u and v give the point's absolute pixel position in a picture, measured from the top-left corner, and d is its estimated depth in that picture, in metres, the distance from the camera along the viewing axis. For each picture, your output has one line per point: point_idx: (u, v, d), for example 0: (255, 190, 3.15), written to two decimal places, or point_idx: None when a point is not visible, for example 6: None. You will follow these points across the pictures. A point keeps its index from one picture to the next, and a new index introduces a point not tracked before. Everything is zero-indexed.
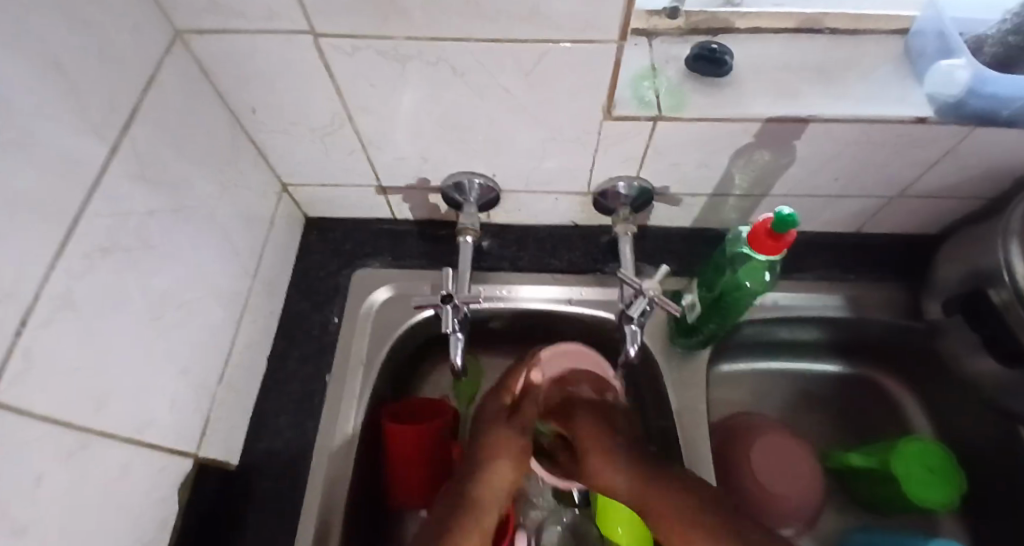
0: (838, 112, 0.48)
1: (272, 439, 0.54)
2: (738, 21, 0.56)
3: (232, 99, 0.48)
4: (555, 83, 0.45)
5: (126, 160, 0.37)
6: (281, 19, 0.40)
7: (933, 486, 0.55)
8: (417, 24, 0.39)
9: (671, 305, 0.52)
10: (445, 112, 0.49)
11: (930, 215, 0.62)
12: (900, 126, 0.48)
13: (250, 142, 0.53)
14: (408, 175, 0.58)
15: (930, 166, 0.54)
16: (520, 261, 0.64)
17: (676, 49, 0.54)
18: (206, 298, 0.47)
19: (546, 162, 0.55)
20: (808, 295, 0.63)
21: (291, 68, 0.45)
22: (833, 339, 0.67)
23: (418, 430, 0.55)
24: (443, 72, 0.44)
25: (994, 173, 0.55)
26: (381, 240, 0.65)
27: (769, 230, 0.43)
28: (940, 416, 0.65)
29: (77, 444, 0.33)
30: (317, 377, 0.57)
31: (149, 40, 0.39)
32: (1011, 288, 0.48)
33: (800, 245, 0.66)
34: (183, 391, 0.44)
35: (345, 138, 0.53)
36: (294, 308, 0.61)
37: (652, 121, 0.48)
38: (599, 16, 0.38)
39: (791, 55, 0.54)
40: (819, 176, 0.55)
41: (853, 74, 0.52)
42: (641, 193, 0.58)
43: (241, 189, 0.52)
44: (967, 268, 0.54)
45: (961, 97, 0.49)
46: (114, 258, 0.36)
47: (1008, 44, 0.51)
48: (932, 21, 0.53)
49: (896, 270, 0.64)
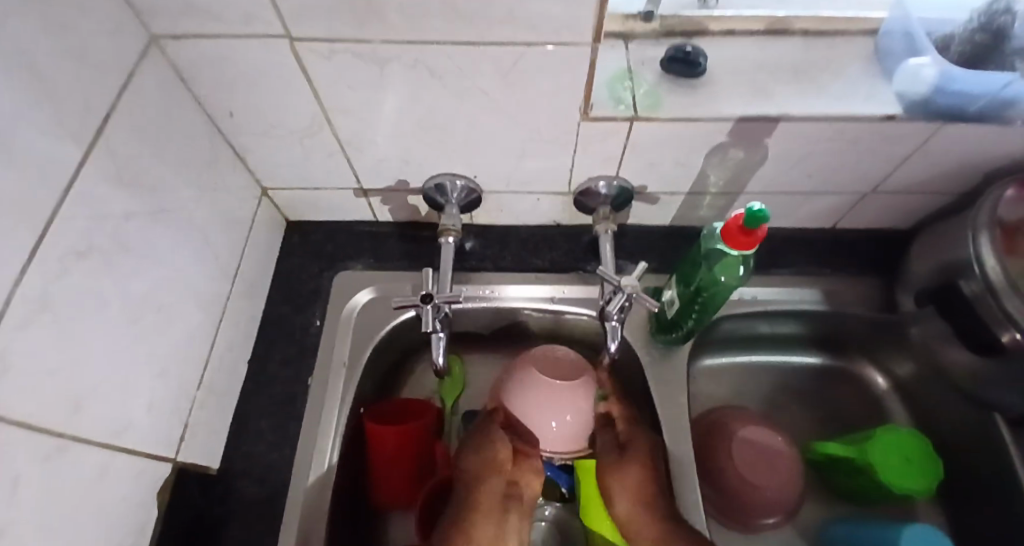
0: (806, 111, 0.49)
1: (255, 443, 0.53)
2: (711, 23, 0.56)
3: (210, 103, 0.48)
4: (530, 85, 0.45)
5: (100, 165, 0.37)
6: (257, 22, 0.40)
7: (909, 473, 0.57)
8: (392, 26, 0.40)
9: (648, 300, 0.53)
10: (423, 114, 0.49)
11: (901, 211, 0.64)
12: (868, 124, 0.49)
13: (229, 146, 0.53)
14: (389, 177, 0.58)
15: (899, 162, 0.55)
16: (502, 261, 0.65)
17: (652, 51, 0.55)
18: (185, 302, 0.47)
19: (525, 163, 0.55)
20: (783, 290, 0.64)
21: (269, 72, 0.45)
22: (811, 333, 0.68)
23: (402, 430, 0.55)
24: (420, 74, 0.44)
25: (960, 169, 0.56)
26: (363, 243, 0.66)
27: (741, 226, 0.44)
28: (917, 407, 0.66)
29: (55, 448, 0.33)
30: (300, 380, 0.57)
31: (125, 45, 0.39)
32: (982, 279, 0.50)
33: (777, 241, 0.67)
34: (163, 394, 0.44)
35: (324, 140, 0.53)
36: (276, 312, 0.61)
37: (628, 121, 0.48)
38: (572, 18, 0.39)
39: (764, 56, 0.55)
40: (792, 174, 0.56)
41: (823, 74, 0.53)
42: (619, 193, 0.59)
43: (221, 193, 0.52)
44: (939, 261, 0.56)
45: (929, 94, 0.50)
46: (90, 261, 0.36)
47: (975, 42, 0.53)
48: (898, 22, 0.55)
49: (871, 265, 0.66)
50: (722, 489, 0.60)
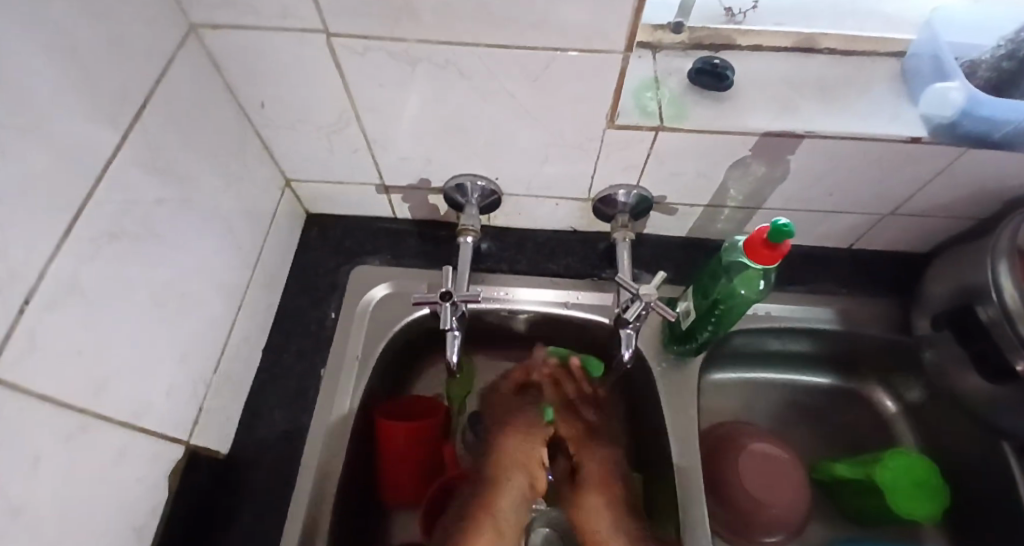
0: (833, 128, 0.49)
1: (266, 432, 0.54)
2: (740, 38, 0.56)
3: (242, 93, 0.49)
4: (559, 91, 0.46)
5: (135, 150, 0.37)
6: (295, 17, 0.40)
7: (916, 497, 0.57)
8: (428, 26, 0.40)
9: (667, 311, 0.53)
10: (450, 114, 0.49)
11: (919, 234, 0.63)
12: (894, 145, 0.49)
13: (257, 136, 0.54)
14: (411, 175, 0.58)
15: (922, 185, 0.55)
16: (518, 264, 0.65)
17: (679, 62, 0.55)
18: (208, 289, 0.47)
19: (547, 167, 0.56)
20: (798, 307, 0.64)
21: (302, 66, 0.45)
22: (822, 352, 0.68)
23: (412, 427, 0.55)
24: (450, 75, 0.45)
25: (982, 195, 0.56)
26: (381, 240, 0.66)
27: (765, 239, 0.44)
28: (926, 431, 0.66)
29: (77, 426, 0.33)
30: (312, 372, 0.57)
31: (164, 33, 0.39)
32: (999, 305, 0.50)
33: (793, 257, 0.67)
34: (182, 379, 0.44)
35: (351, 136, 0.53)
36: (292, 303, 0.62)
37: (654, 131, 0.49)
38: (605, 25, 0.39)
39: (792, 73, 0.55)
40: (812, 191, 0.56)
41: (850, 93, 0.53)
42: (640, 201, 0.59)
43: (246, 182, 0.53)
44: (957, 285, 0.56)
45: (954, 118, 0.50)
46: (120, 244, 0.36)
47: (1001, 70, 0.52)
48: (925, 44, 0.55)
49: (888, 287, 0.66)
50: (730, 505, 0.59)
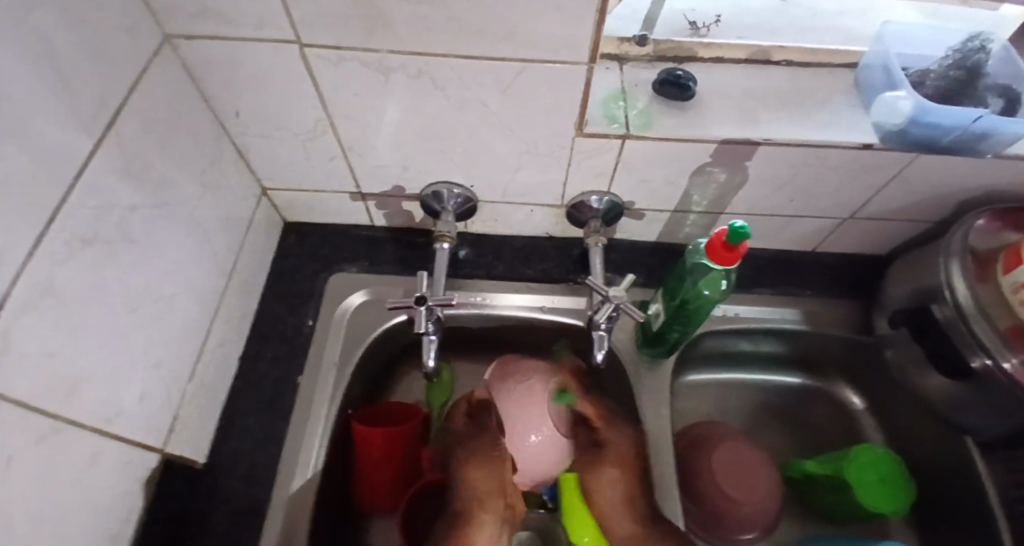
0: (792, 136, 0.52)
1: (243, 439, 0.54)
2: (702, 50, 0.58)
3: (219, 103, 0.50)
4: (529, 100, 0.47)
5: (110, 157, 0.38)
6: (269, 28, 0.41)
7: (882, 491, 0.59)
8: (400, 37, 0.42)
9: (634, 310, 0.54)
10: (425, 122, 0.50)
11: (879, 238, 0.66)
12: (849, 152, 0.52)
13: (233, 145, 0.54)
14: (387, 182, 0.59)
15: (878, 190, 0.58)
16: (494, 269, 0.66)
17: (645, 74, 0.57)
18: (183, 296, 0.48)
19: (521, 174, 0.57)
20: (767, 309, 0.66)
21: (278, 76, 0.46)
22: (791, 353, 0.70)
23: (391, 431, 0.56)
24: (423, 84, 0.46)
25: (936, 198, 0.59)
26: (358, 247, 0.67)
27: (725, 242, 0.46)
28: (892, 427, 0.68)
29: (49, 429, 0.33)
30: (289, 378, 0.57)
31: (139, 42, 0.40)
32: (953, 304, 0.53)
33: (761, 261, 0.69)
34: (156, 385, 0.45)
35: (327, 144, 0.54)
36: (269, 310, 0.62)
37: (621, 139, 0.51)
38: (571, 38, 0.41)
39: (754, 84, 0.58)
40: (776, 197, 0.59)
41: (807, 103, 0.56)
42: (611, 207, 0.61)
43: (223, 190, 0.53)
44: (914, 286, 0.58)
45: (903, 126, 0.53)
46: (94, 250, 0.37)
47: (949, 78, 0.55)
48: (878, 56, 0.58)
49: (851, 288, 0.68)
50: (703, 504, 0.61)
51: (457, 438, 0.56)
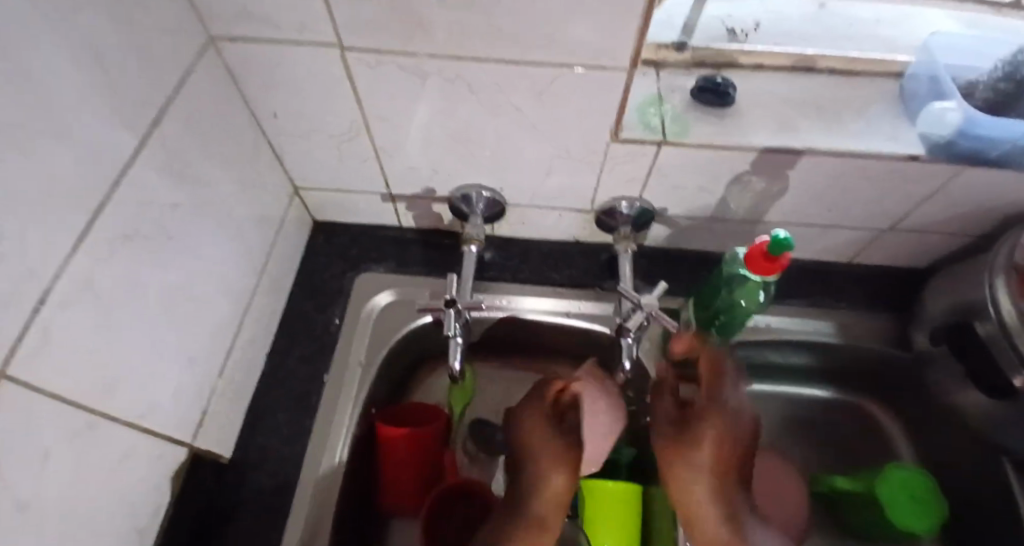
0: (834, 145, 0.50)
1: (268, 436, 0.54)
2: (742, 58, 0.57)
3: (256, 103, 0.50)
4: (566, 105, 0.47)
5: (152, 157, 0.38)
6: (310, 31, 0.42)
7: (915, 513, 0.57)
8: (440, 42, 0.41)
9: (667, 320, 0.54)
10: (459, 126, 0.50)
11: (918, 251, 0.64)
12: (892, 163, 0.50)
13: (268, 145, 0.55)
14: (417, 184, 0.59)
15: (921, 201, 0.56)
16: (521, 273, 0.66)
17: (682, 79, 0.56)
18: (216, 293, 0.48)
19: (552, 179, 0.57)
20: (799, 321, 0.64)
21: (315, 78, 0.46)
22: (822, 366, 0.68)
23: (412, 436, 0.55)
24: (460, 88, 0.46)
25: (981, 212, 0.57)
26: (386, 247, 0.67)
27: (765, 252, 0.45)
28: (925, 445, 0.66)
29: (85, 425, 0.34)
30: (316, 377, 0.58)
31: (183, 44, 0.40)
32: (996, 322, 0.51)
33: (794, 271, 0.68)
34: (188, 381, 0.45)
35: (359, 146, 0.54)
36: (297, 308, 0.62)
37: (657, 145, 0.50)
38: (612, 45, 0.40)
39: (794, 91, 0.56)
40: (812, 206, 0.57)
41: (849, 112, 0.54)
42: (641, 213, 0.60)
43: (256, 189, 0.54)
44: (956, 301, 0.57)
45: (952, 138, 0.51)
46: (133, 247, 0.37)
47: (998, 90, 0.54)
48: (924, 66, 0.56)
49: (887, 301, 0.66)
50: None
51: (531, 432, 0.54)
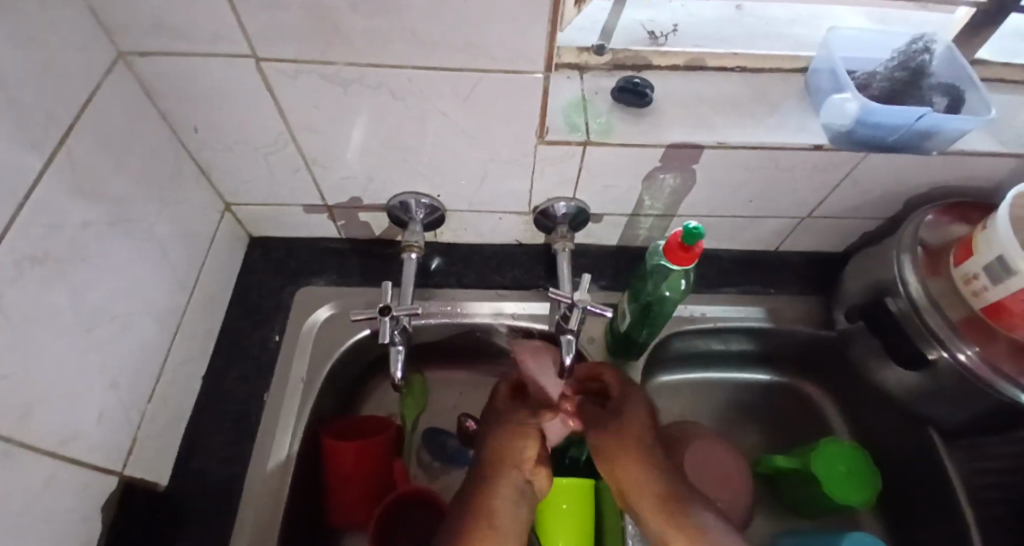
0: (747, 139, 0.53)
1: (206, 459, 0.53)
2: (657, 59, 0.60)
3: (175, 118, 0.49)
4: (489, 109, 0.48)
5: (62, 173, 0.37)
6: (224, 42, 0.41)
7: (849, 485, 0.60)
8: (358, 49, 0.42)
9: (600, 309, 0.55)
10: (387, 134, 0.51)
11: (836, 236, 0.69)
12: (800, 153, 0.54)
13: (192, 161, 0.54)
14: (351, 194, 0.59)
15: (832, 189, 0.60)
16: (465, 278, 0.67)
17: (605, 82, 0.58)
18: (141, 313, 0.47)
19: (486, 183, 0.58)
20: (732, 308, 0.67)
21: (235, 89, 0.46)
22: (759, 351, 0.72)
23: (361, 444, 0.55)
24: (383, 96, 0.46)
25: (888, 196, 0.61)
26: (326, 260, 0.66)
27: (680, 242, 0.47)
28: (857, 419, 0.70)
29: (1, 453, 0.32)
30: (256, 395, 0.57)
31: (90, 59, 0.40)
32: (906, 298, 0.55)
33: (726, 262, 0.71)
34: (113, 405, 0.43)
35: (289, 157, 0.54)
36: (234, 327, 0.61)
37: (582, 145, 0.52)
38: (526, 49, 0.42)
39: (708, 90, 0.59)
40: (734, 198, 0.61)
41: (760, 107, 0.58)
42: (577, 213, 0.62)
43: (182, 206, 0.53)
44: (870, 281, 0.60)
45: (851, 127, 0.54)
46: (46, 268, 0.36)
47: (894, 79, 0.56)
48: (825, 60, 0.59)
49: (813, 285, 0.70)
50: None
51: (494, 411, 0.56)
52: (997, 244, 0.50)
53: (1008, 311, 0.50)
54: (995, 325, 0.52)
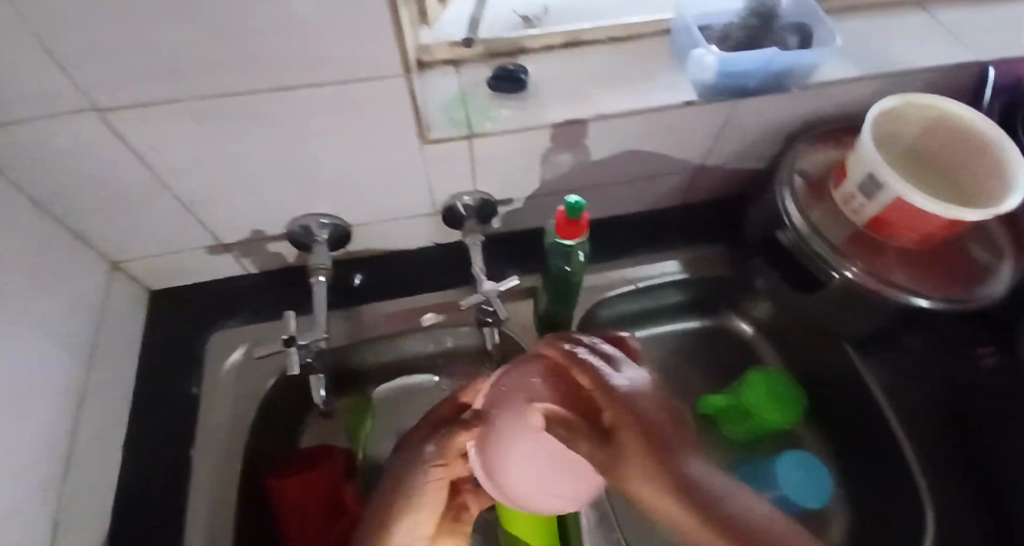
0: (623, 105, 0.55)
1: (142, 527, 0.51)
2: (529, 42, 0.60)
3: (31, 187, 0.47)
4: (363, 119, 0.48)
5: None
6: (60, 100, 0.39)
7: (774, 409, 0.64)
8: (208, 83, 0.41)
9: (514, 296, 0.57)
10: (267, 163, 0.50)
11: (732, 180, 0.72)
12: (674, 110, 0.56)
13: (62, 225, 0.51)
14: (245, 228, 0.58)
15: (715, 138, 0.63)
16: (385, 290, 0.67)
17: (481, 72, 0.59)
18: (35, 395, 0.44)
19: (382, 192, 0.57)
20: (649, 266, 0.70)
21: (88, 147, 0.44)
22: (683, 302, 0.75)
23: (306, 479, 0.56)
24: (249, 126, 0.45)
25: (769, 135, 0.65)
26: (239, 298, 0.65)
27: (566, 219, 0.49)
28: (782, 347, 0.74)
29: None
30: (184, 451, 0.55)
31: None
32: (792, 228, 0.58)
33: (637, 224, 0.74)
34: (19, 497, 0.41)
35: (168, 203, 0.52)
36: (150, 387, 0.59)
37: (466, 139, 0.52)
38: (380, 56, 0.42)
39: (583, 64, 0.61)
40: (627, 162, 0.63)
41: (633, 73, 0.60)
42: (482, 205, 0.62)
43: (63, 274, 0.50)
44: (762, 218, 0.64)
45: (715, 79, 0.57)
46: None
47: (749, 26, 0.59)
48: (681, 17, 0.61)
49: (720, 230, 0.73)
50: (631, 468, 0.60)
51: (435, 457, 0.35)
52: (865, 161, 0.53)
53: (886, 222, 0.55)
54: (879, 238, 0.57)
